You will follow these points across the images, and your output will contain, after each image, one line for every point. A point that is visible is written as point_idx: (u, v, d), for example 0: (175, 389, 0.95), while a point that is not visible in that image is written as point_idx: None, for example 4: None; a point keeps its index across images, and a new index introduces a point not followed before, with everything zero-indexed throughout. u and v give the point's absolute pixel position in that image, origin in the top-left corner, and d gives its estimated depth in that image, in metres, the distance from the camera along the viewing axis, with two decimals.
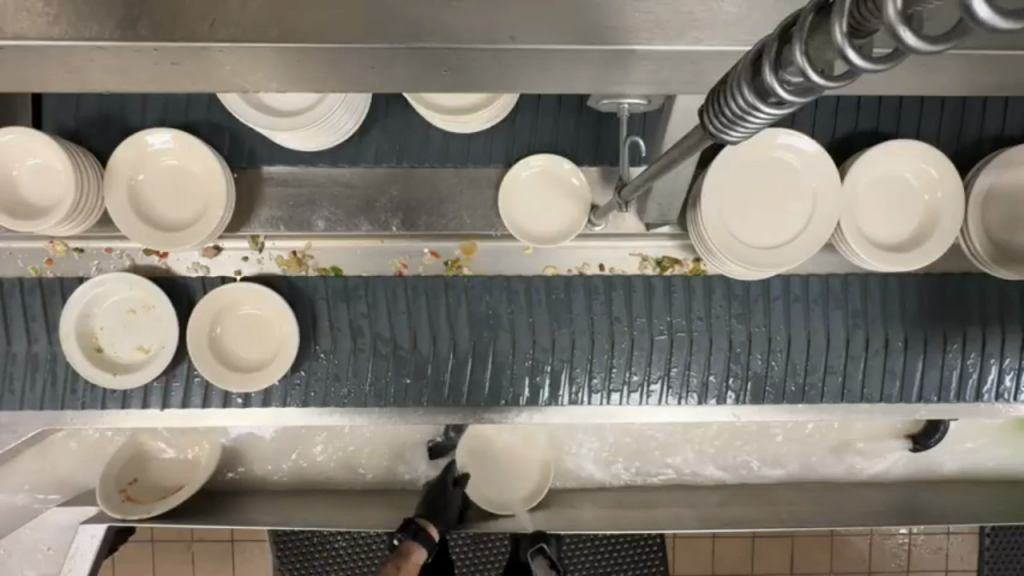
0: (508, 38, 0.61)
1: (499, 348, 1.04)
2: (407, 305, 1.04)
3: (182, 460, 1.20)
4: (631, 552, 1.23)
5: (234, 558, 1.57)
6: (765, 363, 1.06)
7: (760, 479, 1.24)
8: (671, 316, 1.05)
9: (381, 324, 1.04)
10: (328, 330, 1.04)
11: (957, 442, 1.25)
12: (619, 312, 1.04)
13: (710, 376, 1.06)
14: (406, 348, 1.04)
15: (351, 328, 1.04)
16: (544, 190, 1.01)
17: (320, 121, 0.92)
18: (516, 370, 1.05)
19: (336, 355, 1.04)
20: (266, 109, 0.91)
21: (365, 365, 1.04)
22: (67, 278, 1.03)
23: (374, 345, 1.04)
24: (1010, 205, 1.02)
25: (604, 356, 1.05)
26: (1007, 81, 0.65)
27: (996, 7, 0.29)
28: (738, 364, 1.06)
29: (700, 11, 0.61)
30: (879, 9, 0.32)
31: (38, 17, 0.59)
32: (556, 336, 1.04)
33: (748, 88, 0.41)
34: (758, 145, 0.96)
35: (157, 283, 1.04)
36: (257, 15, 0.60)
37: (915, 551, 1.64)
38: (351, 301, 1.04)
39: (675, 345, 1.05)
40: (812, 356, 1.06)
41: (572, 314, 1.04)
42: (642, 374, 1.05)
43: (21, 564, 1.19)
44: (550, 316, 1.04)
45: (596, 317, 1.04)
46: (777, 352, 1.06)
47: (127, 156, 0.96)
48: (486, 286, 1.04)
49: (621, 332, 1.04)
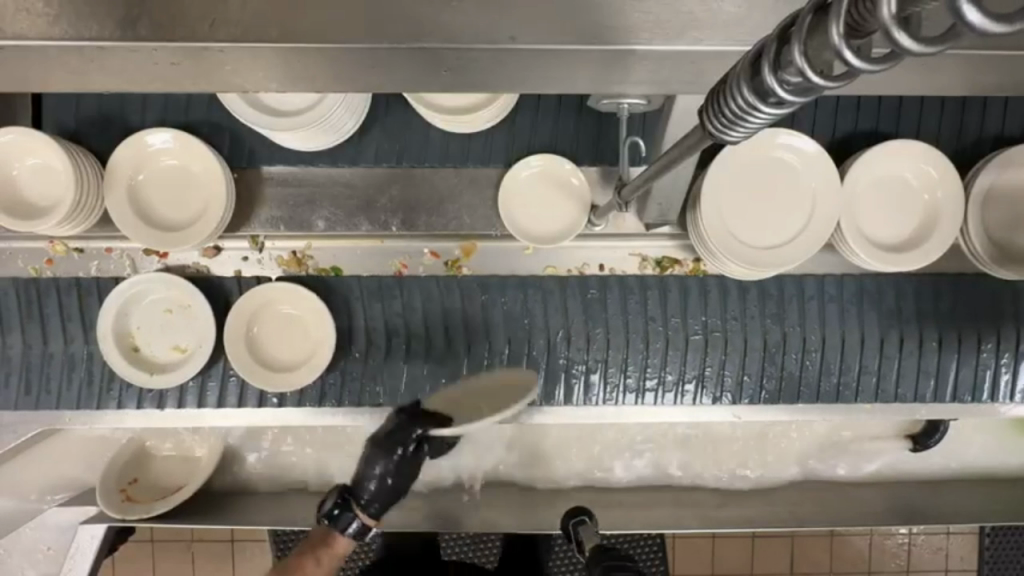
0: (508, 38, 0.61)
1: (535, 348, 1.05)
2: (443, 304, 1.05)
3: (183, 461, 1.20)
4: (631, 552, 1.23)
5: (234, 558, 1.57)
6: (799, 364, 1.06)
7: (760, 479, 1.24)
8: (705, 316, 1.05)
9: (417, 324, 1.05)
10: (362, 329, 1.05)
11: (957, 442, 1.25)
12: (654, 312, 1.05)
13: (745, 375, 1.07)
14: (441, 347, 1.05)
15: (385, 328, 1.05)
16: (544, 190, 1.01)
17: (321, 121, 0.92)
18: (550, 370, 1.06)
19: (371, 355, 1.05)
20: (266, 109, 0.91)
21: (399, 364, 1.05)
22: (103, 279, 1.03)
23: (409, 344, 1.05)
24: (1011, 205, 1.02)
25: (640, 356, 1.05)
26: (1006, 82, 0.65)
27: (986, 11, 0.29)
28: (773, 365, 1.06)
29: (700, 11, 0.61)
30: (875, 9, 0.32)
31: (38, 17, 0.59)
32: (591, 335, 1.05)
33: (747, 87, 0.41)
34: (758, 145, 0.96)
35: (195, 283, 1.03)
36: (256, 14, 0.60)
37: (914, 551, 1.64)
38: (388, 300, 1.05)
39: (710, 346, 1.05)
40: (847, 357, 1.07)
41: (607, 314, 1.05)
42: (677, 373, 1.06)
43: (21, 564, 1.19)
44: (585, 315, 1.05)
45: (631, 317, 1.05)
46: (812, 352, 1.06)
47: (127, 156, 0.96)
48: (520, 287, 1.05)
49: (656, 331, 1.05)
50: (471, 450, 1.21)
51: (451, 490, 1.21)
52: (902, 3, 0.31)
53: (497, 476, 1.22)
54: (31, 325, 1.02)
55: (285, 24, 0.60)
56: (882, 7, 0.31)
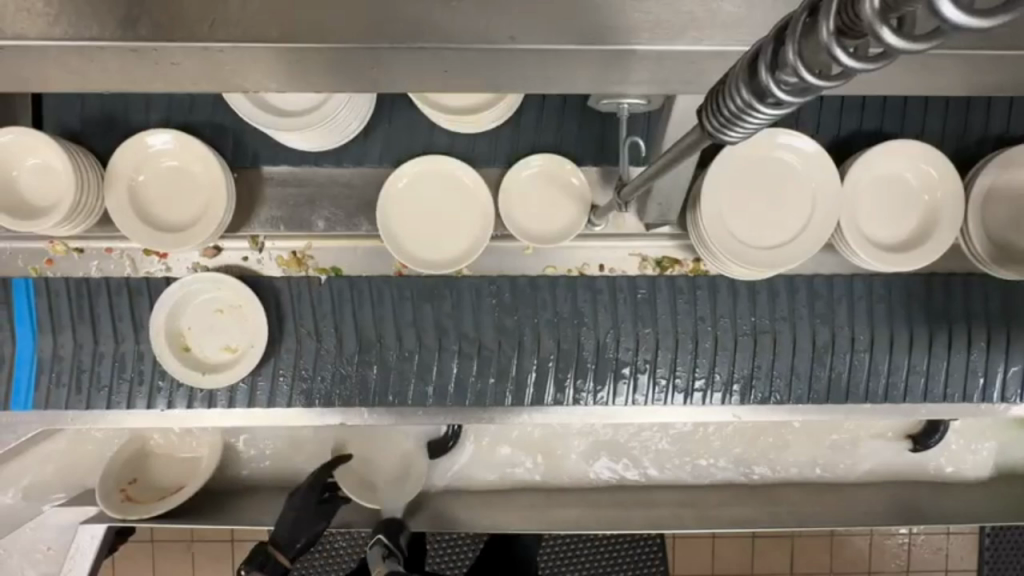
0: (508, 38, 0.61)
1: (584, 348, 1.05)
2: (495, 305, 1.05)
3: (183, 461, 1.20)
4: (631, 552, 1.23)
5: (234, 556, 1.58)
6: (848, 363, 1.07)
7: (761, 479, 1.24)
8: (754, 316, 1.06)
9: (467, 322, 1.05)
10: (413, 330, 1.05)
11: (956, 442, 1.25)
12: (704, 312, 1.05)
13: (793, 376, 1.07)
14: (490, 347, 1.05)
15: (436, 328, 1.05)
16: (544, 190, 1.01)
17: (329, 118, 0.92)
18: (600, 368, 1.06)
19: (422, 354, 1.05)
20: (271, 109, 0.92)
21: (449, 364, 1.05)
22: (154, 279, 1.03)
23: (458, 344, 1.05)
24: (1012, 205, 1.01)
25: (689, 356, 1.06)
26: (1007, 81, 0.65)
27: (962, 5, 0.29)
28: (822, 368, 1.07)
29: (700, 11, 0.61)
30: (861, 6, 0.32)
31: (38, 16, 0.59)
32: (641, 336, 1.05)
33: (745, 87, 0.41)
34: (757, 145, 0.96)
35: (246, 282, 1.03)
36: (257, 14, 0.60)
37: (915, 551, 1.64)
38: (438, 300, 1.05)
39: (759, 346, 1.06)
40: (896, 357, 1.07)
41: (656, 315, 1.05)
42: (725, 374, 1.07)
43: (21, 564, 1.18)
44: (635, 316, 1.05)
45: (681, 317, 1.05)
46: (860, 352, 1.07)
47: (127, 157, 0.96)
48: (571, 287, 1.05)
49: (705, 332, 1.06)
50: (472, 450, 1.21)
51: (451, 491, 1.21)
52: (886, 2, 0.31)
53: (497, 476, 1.22)
54: (82, 325, 1.03)
55: (285, 24, 0.60)
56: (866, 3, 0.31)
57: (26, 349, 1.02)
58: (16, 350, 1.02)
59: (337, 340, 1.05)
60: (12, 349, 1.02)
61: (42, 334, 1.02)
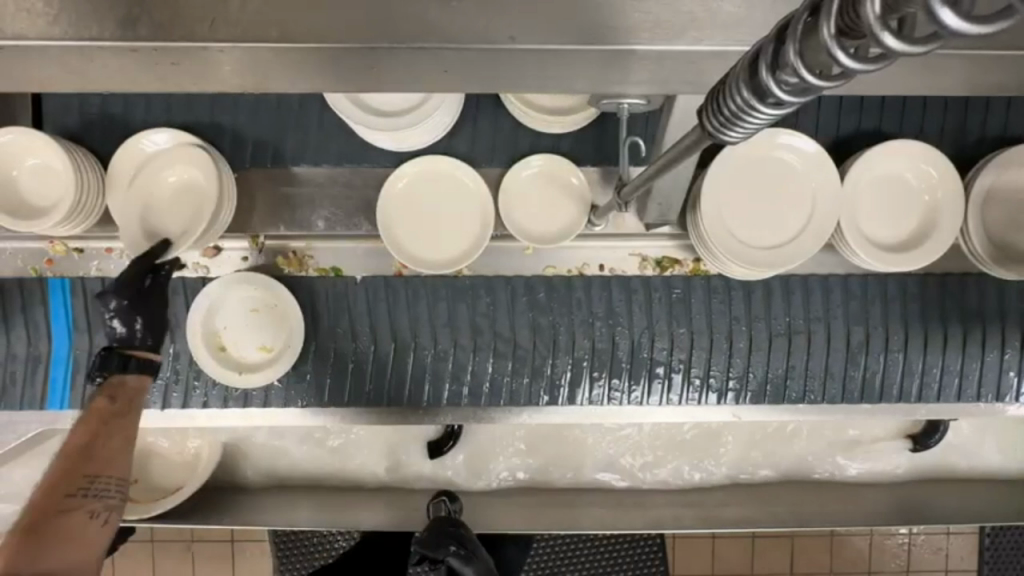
0: (508, 38, 0.61)
1: (618, 348, 1.06)
2: (531, 305, 1.05)
3: (180, 460, 1.19)
4: (631, 552, 1.23)
5: (234, 558, 1.58)
6: (883, 360, 1.07)
7: (761, 479, 1.24)
8: (789, 316, 1.06)
9: (502, 322, 1.05)
10: (447, 329, 1.05)
11: (956, 442, 1.25)
12: (739, 312, 1.06)
13: (827, 375, 1.08)
14: (525, 347, 1.05)
15: (470, 327, 1.05)
16: (544, 190, 1.01)
17: (431, 118, 0.96)
18: (634, 368, 1.06)
19: (457, 354, 1.05)
20: (373, 110, 0.95)
21: (484, 364, 1.06)
22: (189, 278, 1.04)
23: (493, 344, 1.05)
24: (1011, 205, 1.01)
25: (723, 356, 1.06)
26: (1008, 81, 0.65)
27: (962, 13, 0.29)
28: (856, 368, 1.07)
29: (699, 11, 0.61)
30: (859, 9, 0.32)
31: (38, 17, 0.59)
32: (675, 336, 1.06)
33: (746, 87, 0.41)
34: (758, 145, 0.96)
35: (280, 279, 1.04)
36: (257, 14, 0.60)
37: (914, 551, 1.64)
38: (474, 299, 1.05)
39: (793, 345, 1.06)
40: (930, 357, 1.07)
41: (691, 315, 1.06)
42: (760, 374, 1.07)
43: None
44: (669, 315, 1.06)
45: (716, 317, 1.06)
46: (894, 352, 1.07)
47: (128, 156, 0.96)
48: (605, 286, 1.06)
49: (739, 332, 1.06)
50: (473, 450, 1.21)
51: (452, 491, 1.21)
52: (885, 5, 0.31)
53: (496, 476, 1.22)
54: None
55: (285, 24, 0.60)
56: (866, 8, 0.31)
57: (61, 348, 1.04)
58: (52, 350, 1.04)
59: (372, 338, 1.05)
60: (48, 347, 1.04)
61: (78, 334, 1.04)
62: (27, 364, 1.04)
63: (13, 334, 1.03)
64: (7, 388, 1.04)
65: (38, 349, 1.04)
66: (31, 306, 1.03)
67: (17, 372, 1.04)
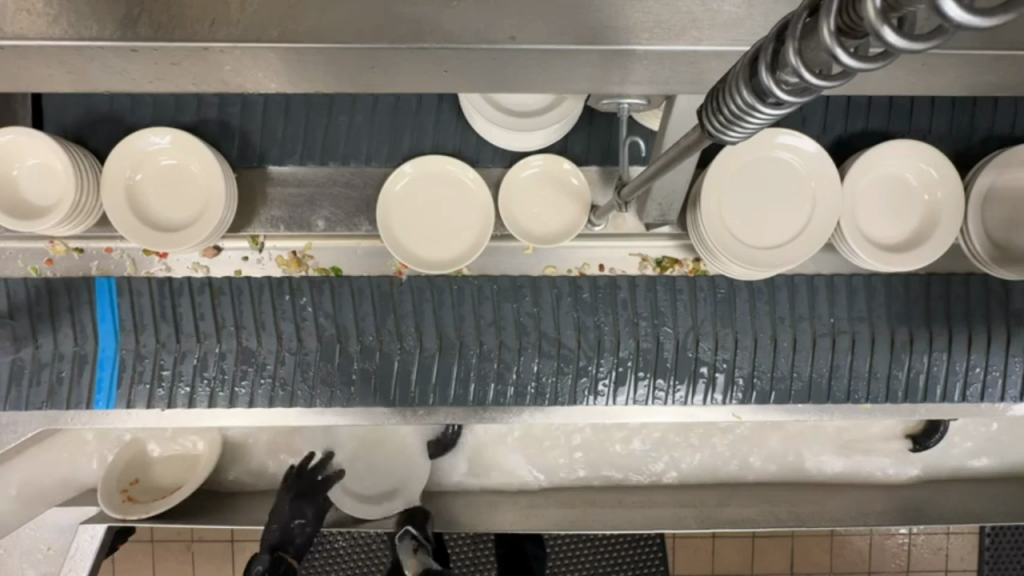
0: (508, 38, 0.61)
1: (664, 348, 1.05)
2: (577, 305, 1.04)
3: (182, 459, 1.20)
4: (632, 551, 1.23)
5: (234, 559, 1.58)
6: (927, 360, 1.07)
7: (760, 478, 1.24)
8: (833, 316, 1.06)
9: (548, 322, 1.04)
10: (493, 329, 1.04)
11: (956, 442, 1.25)
12: (784, 312, 1.06)
13: (872, 377, 1.07)
14: (570, 347, 1.04)
15: (516, 327, 1.04)
16: (544, 189, 1.01)
17: (562, 123, 0.97)
18: (679, 369, 1.06)
19: (503, 354, 1.04)
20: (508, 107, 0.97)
21: (530, 364, 1.04)
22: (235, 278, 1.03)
23: (539, 344, 1.04)
24: (1012, 205, 1.01)
25: (768, 356, 1.06)
26: (1008, 81, 0.65)
27: (964, 5, 0.28)
28: (901, 369, 1.07)
29: (700, 11, 0.61)
30: (861, 7, 0.32)
31: (37, 16, 0.58)
32: (720, 336, 1.05)
33: (746, 88, 0.41)
34: (758, 144, 0.96)
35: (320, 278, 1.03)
36: (256, 14, 0.60)
37: (914, 551, 1.64)
38: (519, 299, 1.04)
39: (838, 346, 1.06)
40: (973, 357, 1.07)
41: (736, 316, 1.05)
42: (805, 375, 1.07)
43: (21, 564, 1.16)
44: (714, 315, 1.05)
45: (760, 318, 1.05)
46: (937, 351, 1.07)
47: (127, 156, 0.96)
48: (651, 286, 1.05)
49: (785, 331, 1.06)
50: (472, 450, 1.21)
51: (452, 491, 1.21)
52: (886, 2, 0.31)
53: (497, 476, 1.22)
54: (165, 324, 1.02)
55: (285, 24, 0.60)
56: (868, 5, 0.31)
57: (108, 348, 1.02)
58: (99, 350, 1.02)
59: (417, 337, 1.04)
60: (95, 347, 1.02)
61: (124, 333, 1.02)
62: (74, 364, 1.02)
63: (59, 334, 1.01)
64: (54, 389, 1.02)
65: (85, 349, 1.02)
66: (78, 307, 1.01)
67: (64, 374, 1.02)
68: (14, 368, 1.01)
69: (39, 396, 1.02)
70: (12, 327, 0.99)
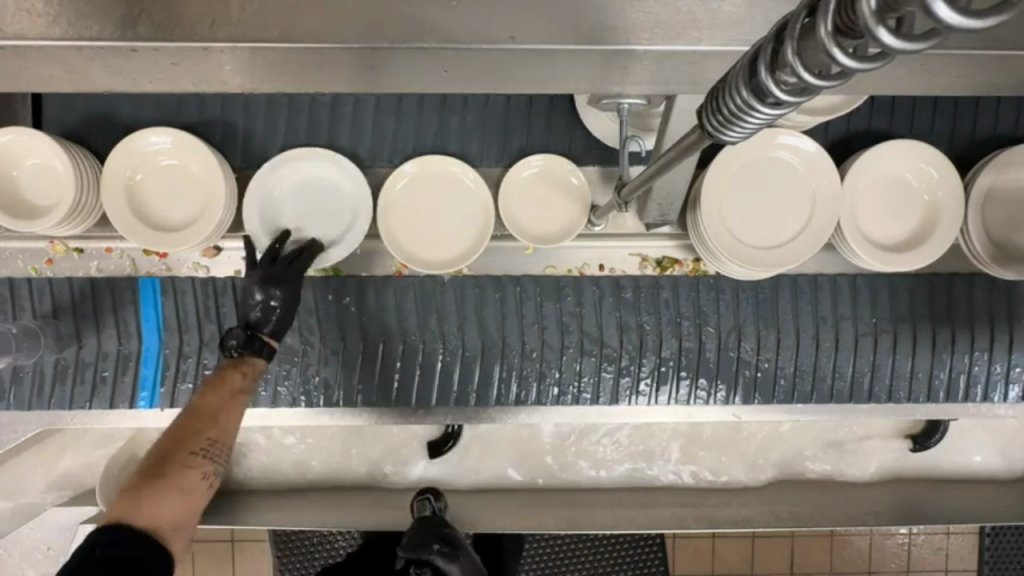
0: (508, 38, 0.61)
1: (706, 347, 1.06)
2: (619, 305, 1.05)
3: None
4: (632, 551, 1.23)
5: (234, 559, 1.58)
6: (970, 360, 1.08)
7: (761, 477, 1.24)
8: (875, 317, 1.06)
9: (589, 321, 1.05)
10: (536, 327, 1.05)
11: (956, 441, 1.25)
12: (825, 312, 1.06)
13: (913, 377, 1.08)
14: (612, 347, 1.06)
15: (558, 325, 1.05)
16: (545, 190, 1.01)
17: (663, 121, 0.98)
18: (721, 370, 1.07)
19: (547, 354, 1.05)
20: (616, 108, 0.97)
21: (572, 364, 1.06)
22: None
23: (581, 343, 1.05)
24: (1014, 205, 1.01)
25: (809, 355, 1.06)
26: (1009, 81, 0.65)
27: (960, 7, 0.28)
28: (942, 370, 1.08)
29: (700, 12, 0.61)
30: (857, 8, 0.32)
31: (38, 16, 0.58)
32: (763, 335, 1.06)
33: (745, 88, 0.41)
34: (757, 144, 0.96)
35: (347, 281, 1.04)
36: (256, 13, 0.60)
37: (915, 551, 1.64)
38: (560, 299, 1.05)
39: (879, 346, 1.07)
40: (1014, 355, 1.08)
41: (779, 316, 1.06)
42: (847, 375, 1.07)
43: (23, 563, 1.21)
44: (756, 317, 1.06)
45: (802, 318, 1.06)
46: (979, 351, 1.08)
47: (126, 157, 0.96)
48: (693, 286, 1.06)
49: (827, 330, 1.06)
50: (472, 448, 1.21)
51: (452, 490, 1.21)
52: (882, 2, 0.31)
53: (497, 475, 1.22)
54: (209, 323, 1.04)
55: (285, 24, 0.60)
56: (864, 6, 0.31)
57: (152, 346, 1.04)
58: (142, 348, 1.04)
59: (459, 336, 1.05)
60: (139, 345, 1.04)
61: (168, 333, 1.04)
62: (117, 364, 1.04)
63: (104, 333, 1.04)
64: (98, 389, 1.04)
65: (130, 347, 1.04)
66: (123, 307, 1.03)
67: (107, 373, 1.04)
68: (58, 369, 1.03)
69: (84, 395, 1.04)
70: (57, 328, 1.02)
